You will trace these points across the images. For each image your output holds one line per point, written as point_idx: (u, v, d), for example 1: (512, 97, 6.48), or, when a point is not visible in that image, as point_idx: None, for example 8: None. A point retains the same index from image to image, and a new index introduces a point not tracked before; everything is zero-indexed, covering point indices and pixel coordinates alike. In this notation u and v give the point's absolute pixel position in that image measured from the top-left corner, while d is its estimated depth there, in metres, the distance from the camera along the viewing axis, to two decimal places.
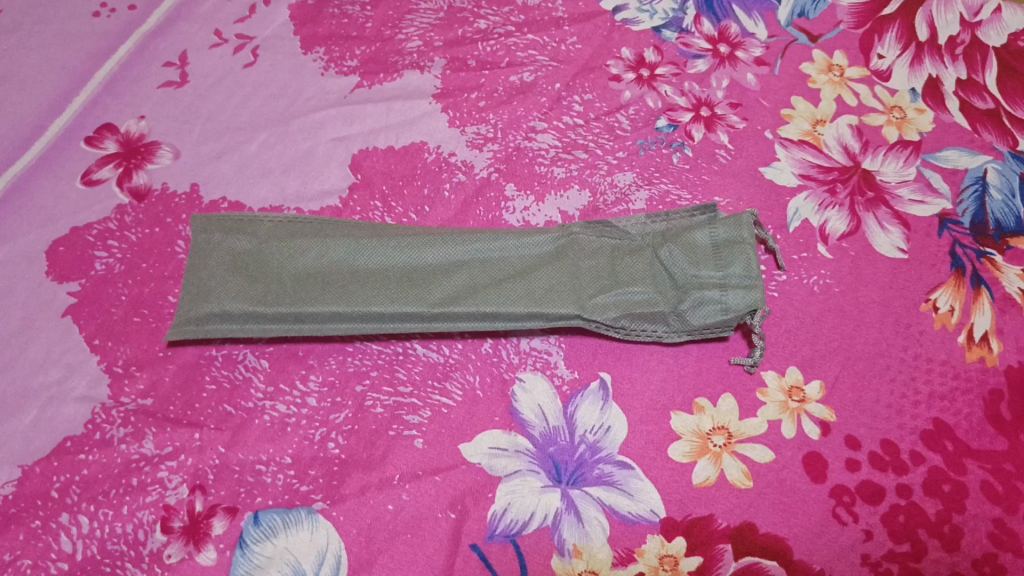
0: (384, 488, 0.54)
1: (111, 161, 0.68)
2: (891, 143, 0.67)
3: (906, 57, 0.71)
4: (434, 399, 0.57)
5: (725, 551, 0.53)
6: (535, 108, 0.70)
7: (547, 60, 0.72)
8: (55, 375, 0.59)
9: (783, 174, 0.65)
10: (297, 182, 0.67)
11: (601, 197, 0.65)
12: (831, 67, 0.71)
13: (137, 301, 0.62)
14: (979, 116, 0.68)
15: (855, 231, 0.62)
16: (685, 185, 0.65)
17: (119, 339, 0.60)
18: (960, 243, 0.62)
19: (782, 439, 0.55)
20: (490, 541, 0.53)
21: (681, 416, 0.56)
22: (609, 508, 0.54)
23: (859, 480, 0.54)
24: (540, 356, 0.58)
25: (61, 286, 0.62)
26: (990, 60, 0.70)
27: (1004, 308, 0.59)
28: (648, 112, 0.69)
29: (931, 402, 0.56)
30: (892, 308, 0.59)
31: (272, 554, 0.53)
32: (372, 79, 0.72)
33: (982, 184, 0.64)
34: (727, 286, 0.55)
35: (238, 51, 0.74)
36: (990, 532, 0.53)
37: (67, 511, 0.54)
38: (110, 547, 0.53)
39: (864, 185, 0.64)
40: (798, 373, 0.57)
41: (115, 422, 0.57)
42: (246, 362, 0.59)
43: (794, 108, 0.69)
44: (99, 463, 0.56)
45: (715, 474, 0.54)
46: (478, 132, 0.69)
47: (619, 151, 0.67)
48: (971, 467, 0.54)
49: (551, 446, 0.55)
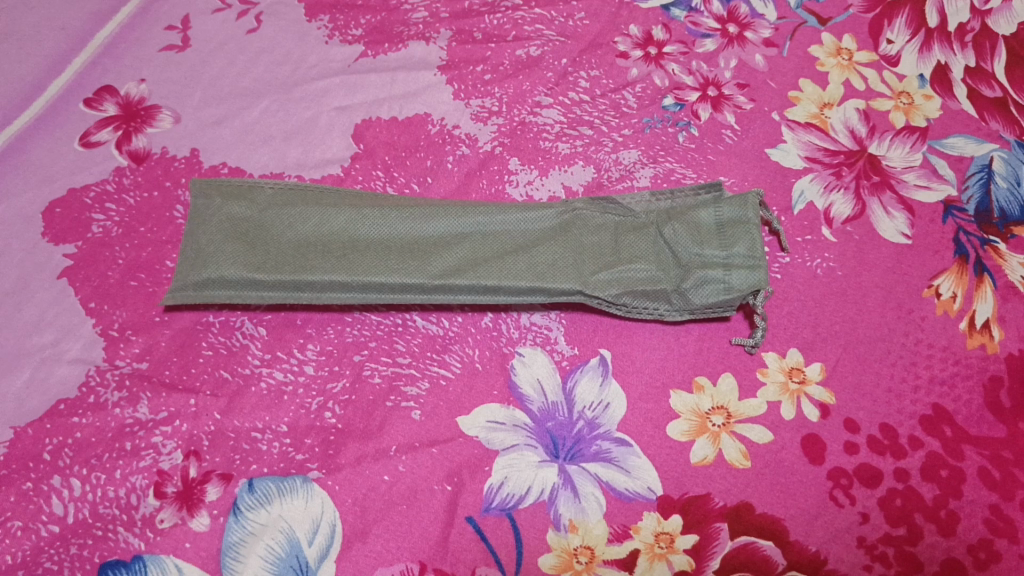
0: (380, 459, 0.54)
1: (111, 124, 0.67)
2: (897, 129, 0.66)
3: (915, 43, 0.70)
4: (433, 370, 0.56)
5: (721, 530, 0.52)
6: (541, 83, 0.69)
7: (554, 35, 0.72)
8: (50, 337, 0.58)
9: (789, 156, 0.65)
10: (299, 150, 0.66)
11: (605, 173, 0.65)
12: (840, 51, 0.71)
13: (134, 264, 0.61)
14: (987, 104, 0.67)
15: (859, 215, 0.62)
16: (690, 164, 0.65)
17: (114, 302, 0.59)
18: (964, 230, 0.61)
19: (781, 420, 0.55)
20: (486, 514, 0.53)
21: (681, 395, 0.56)
22: (605, 484, 0.53)
23: (857, 463, 0.54)
24: (540, 332, 0.58)
25: (57, 248, 0.62)
26: (999, 49, 0.70)
27: (1006, 296, 0.59)
28: (654, 90, 0.69)
29: (931, 388, 0.56)
30: (894, 293, 0.59)
31: (267, 522, 0.53)
32: (376, 49, 0.71)
33: (988, 171, 0.64)
34: (731, 267, 0.55)
35: (241, 16, 0.73)
36: (986, 518, 0.53)
37: (59, 474, 0.54)
38: (102, 511, 0.53)
39: (869, 170, 0.64)
40: (799, 355, 0.57)
41: (110, 385, 0.56)
42: (244, 329, 0.58)
43: (802, 90, 0.68)
44: (92, 427, 0.55)
45: (713, 453, 0.54)
46: (483, 105, 0.68)
47: (625, 128, 0.66)
48: (968, 453, 0.54)
49: (549, 421, 0.55)
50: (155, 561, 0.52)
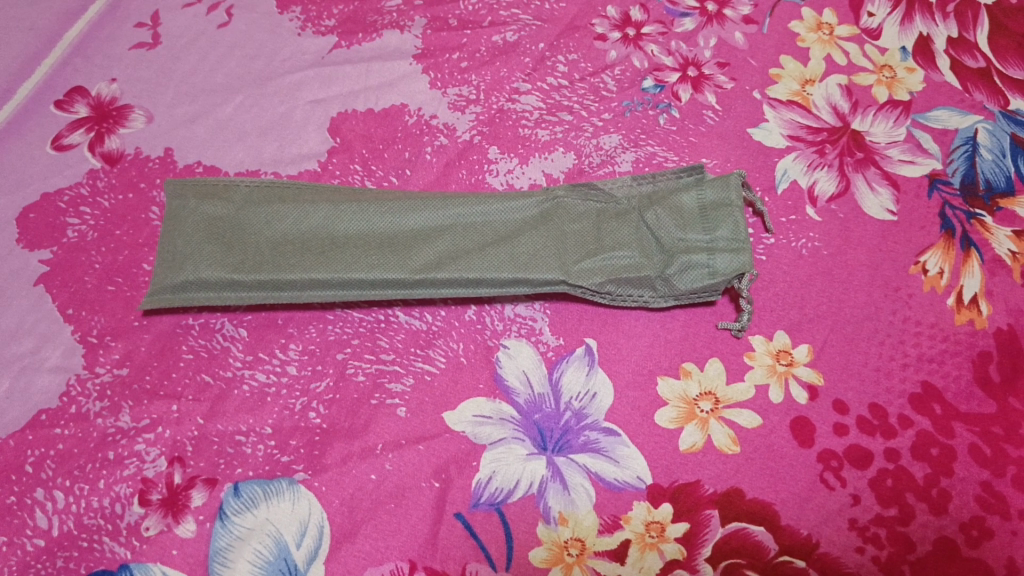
0: (366, 458, 0.53)
1: (82, 126, 0.66)
2: (880, 103, 0.66)
3: (896, 15, 0.70)
4: (417, 366, 0.56)
5: (711, 517, 0.52)
6: (519, 69, 0.68)
7: (530, 19, 0.70)
8: (28, 345, 0.57)
9: (771, 135, 0.64)
10: (275, 145, 0.65)
11: (586, 159, 0.64)
12: (820, 26, 0.69)
13: (111, 269, 0.60)
14: (970, 74, 0.67)
15: (844, 193, 0.61)
16: (671, 147, 0.64)
17: (93, 308, 0.59)
18: (950, 204, 0.61)
19: (769, 404, 0.55)
20: (475, 509, 0.52)
21: (668, 382, 0.56)
22: (595, 475, 0.53)
23: (846, 445, 0.53)
24: (524, 323, 0.57)
25: (32, 255, 0.61)
26: (982, 18, 0.69)
27: (993, 270, 0.59)
28: (634, 72, 0.68)
29: (920, 365, 0.55)
30: (881, 271, 0.59)
31: (253, 526, 0.52)
32: (350, 39, 0.70)
33: (972, 144, 0.63)
34: (715, 250, 0.54)
35: (211, 11, 0.72)
36: (978, 495, 0.52)
37: (42, 485, 0.53)
38: (87, 521, 0.52)
39: (853, 147, 0.63)
40: (786, 337, 0.56)
41: (91, 394, 0.56)
42: (224, 331, 0.58)
43: (783, 67, 0.67)
44: (74, 437, 0.54)
45: (702, 440, 0.54)
46: (460, 94, 0.67)
47: (605, 112, 0.66)
48: (959, 430, 0.54)
49: (536, 413, 0.55)
50: (143, 569, 0.51)
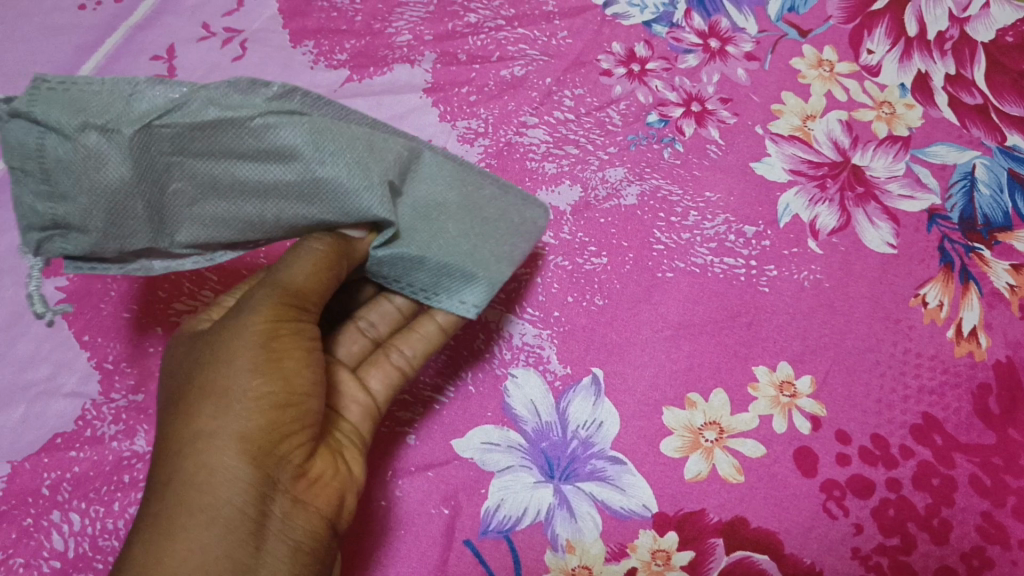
0: (378, 484, 0.54)
1: None
2: (880, 139, 0.67)
3: (895, 52, 0.71)
4: (427, 396, 0.57)
5: (716, 546, 0.53)
6: (526, 103, 0.69)
7: (537, 54, 0.72)
8: (44, 372, 0.58)
9: (774, 170, 0.66)
10: None
11: (592, 192, 0.65)
12: (821, 63, 0.71)
13: (126, 297, 0.61)
14: (967, 112, 0.68)
15: (845, 226, 0.63)
16: (675, 180, 0.65)
17: (108, 335, 0.60)
18: (949, 238, 0.62)
19: (773, 434, 0.55)
20: (484, 536, 0.53)
21: (673, 412, 0.56)
22: (602, 504, 0.54)
23: (849, 475, 0.54)
24: (532, 351, 0.59)
25: (47, 281, 0.61)
26: (979, 56, 0.71)
27: (991, 304, 0.60)
28: (638, 107, 0.69)
29: (920, 397, 0.57)
30: (881, 303, 0.60)
31: None
32: (361, 73, 0.71)
33: (970, 179, 0.65)
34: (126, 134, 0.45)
35: (226, 44, 0.73)
36: (978, 525, 0.53)
37: (58, 508, 0.54)
38: (102, 543, 0.53)
39: (853, 181, 0.65)
40: (789, 368, 0.58)
41: (106, 419, 0.57)
42: None
43: (785, 104, 0.69)
44: (90, 461, 0.55)
45: (707, 469, 0.54)
46: (469, 127, 0.68)
47: (611, 146, 0.67)
48: (959, 461, 0.55)
49: (543, 441, 0.56)
50: None
